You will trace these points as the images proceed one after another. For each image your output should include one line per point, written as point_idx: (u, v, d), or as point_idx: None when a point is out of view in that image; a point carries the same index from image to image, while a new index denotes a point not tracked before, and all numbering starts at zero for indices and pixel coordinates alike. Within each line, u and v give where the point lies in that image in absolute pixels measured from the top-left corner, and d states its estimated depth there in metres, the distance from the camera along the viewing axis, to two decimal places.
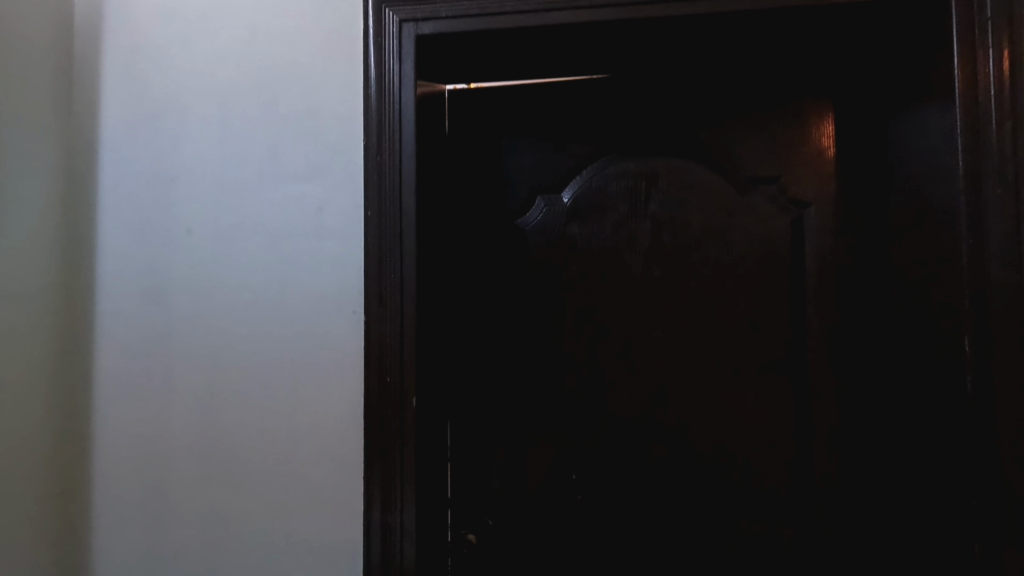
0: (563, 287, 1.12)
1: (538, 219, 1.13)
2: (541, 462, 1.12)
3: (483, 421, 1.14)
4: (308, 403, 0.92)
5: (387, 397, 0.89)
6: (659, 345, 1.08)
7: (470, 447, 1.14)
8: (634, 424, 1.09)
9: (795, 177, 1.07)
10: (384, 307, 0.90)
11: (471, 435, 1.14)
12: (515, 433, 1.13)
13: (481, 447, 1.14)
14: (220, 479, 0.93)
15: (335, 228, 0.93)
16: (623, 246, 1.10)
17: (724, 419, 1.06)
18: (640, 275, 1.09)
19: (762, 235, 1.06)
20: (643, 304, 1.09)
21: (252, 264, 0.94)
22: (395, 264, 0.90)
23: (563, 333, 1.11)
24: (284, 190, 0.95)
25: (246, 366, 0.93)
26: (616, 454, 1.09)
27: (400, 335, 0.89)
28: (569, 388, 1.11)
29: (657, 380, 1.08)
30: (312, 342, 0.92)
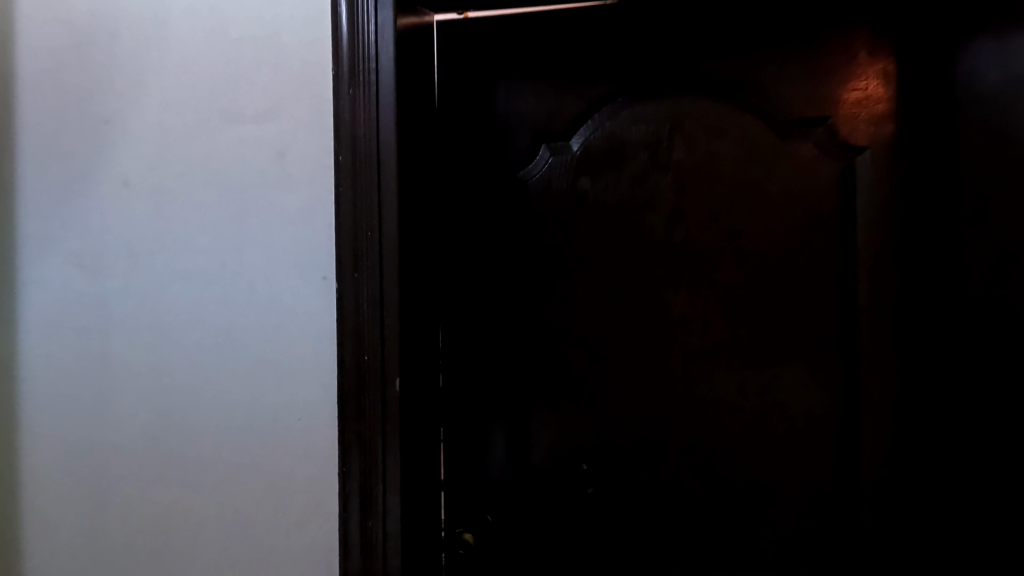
0: (571, 251, 0.97)
1: (543, 171, 0.98)
2: (546, 449, 0.99)
3: (477, 403, 1.00)
4: (272, 386, 0.78)
5: (367, 378, 0.75)
6: (682, 318, 0.94)
7: (462, 433, 1.01)
8: (652, 407, 0.95)
9: (844, 117, 0.90)
10: (360, 272, 0.75)
11: (464, 421, 1.00)
12: (517, 417, 0.99)
13: (476, 433, 1.01)
14: (171, 472, 0.80)
15: (301, 178, 0.77)
16: (642, 203, 0.95)
17: (756, 402, 0.93)
18: (661, 237, 0.94)
19: (805, 186, 0.90)
20: (664, 270, 0.94)
21: (203, 221, 0.79)
22: (372, 220, 0.75)
23: (572, 304, 0.97)
24: (239, 131, 0.79)
25: (198, 341, 0.79)
26: (632, 440, 0.96)
27: (381, 305, 0.75)
28: (579, 367, 0.97)
29: (681, 357, 0.94)
30: (276, 315, 0.77)
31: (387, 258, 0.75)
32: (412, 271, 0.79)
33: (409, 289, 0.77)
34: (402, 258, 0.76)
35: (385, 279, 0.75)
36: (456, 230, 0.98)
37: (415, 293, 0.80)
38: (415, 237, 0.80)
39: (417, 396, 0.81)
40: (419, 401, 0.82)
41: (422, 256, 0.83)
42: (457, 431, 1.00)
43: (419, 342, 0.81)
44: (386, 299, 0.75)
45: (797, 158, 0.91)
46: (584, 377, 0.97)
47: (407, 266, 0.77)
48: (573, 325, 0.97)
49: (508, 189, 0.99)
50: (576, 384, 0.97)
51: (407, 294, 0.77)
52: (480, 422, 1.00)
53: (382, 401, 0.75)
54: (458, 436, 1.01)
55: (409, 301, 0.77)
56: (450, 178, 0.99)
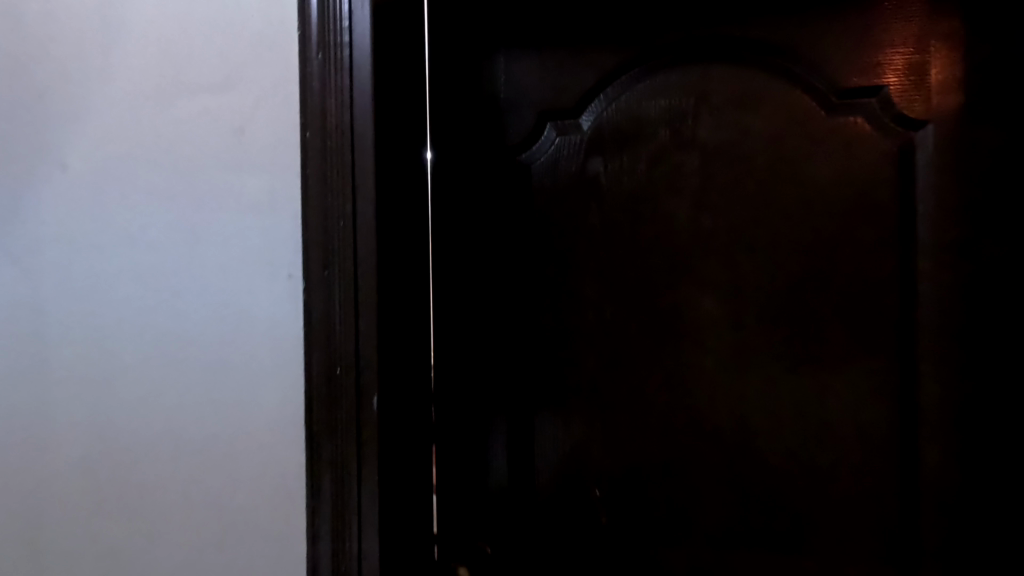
0: (579, 244, 0.85)
1: (548, 154, 0.86)
2: (552, 470, 0.87)
3: (473, 418, 0.89)
4: (230, 403, 0.67)
5: (338, 394, 0.64)
6: (708, 321, 0.82)
7: (457, 451, 0.89)
8: (674, 423, 0.83)
9: (900, 86, 0.77)
10: (330, 269, 0.63)
11: (458, 438, 0.89)
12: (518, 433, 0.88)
13: (472, 451, 0.89)
14: (117, 500, 0.69)
15: (262, 158, 0.66)
16: (661, 189, 0.82)
17: (797, 418, 0.80)
18: (683, 229, 0.82)
19: (853, 168, 0.78)
20: (686, 266, 0.82)
21: (150, 211, 0.68)
22: (343, 208, 0.63)
23: (582, 306, 0.85)
24: (192, 105, 0.67)
25: (146, 350, 0.68)
26: (651, 461, 0.84)
27: (355, 308, 0.63)
28: (589, 377, 0.85)
29: (707, 366, 0.82)
30: (234, 319, 0.66)
31: (361, 252, 0.63)
32: (393, 267, 0.67)
33: (389, 289, 0.66)
34: (381, 252, 0.64)
35: (359, 277, 0.63)
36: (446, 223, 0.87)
37: (397, 294, 0.68)
38: (397, 228, 0.68)
39: (400, 413, 0.69)
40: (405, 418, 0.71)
41: (405, 250, 0.71)
42: (450, 450, 0.89)
43: (401, 351, 0.69)
44: (361, 301, 0.63)
45: (845, 134, 0.78)
46: (595, 388, 0.85)
47: (387, 262, 0.65)
48: (582, 329, 0.85)
49: (508, 175, 0.87)
50: (585, 397, 0.86)
51: (386, 296, 0.65)
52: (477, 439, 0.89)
53: (355, 422, 0.64)
54: (451, 455, 0.89)
55: (388, 303, 0.65)
56: (440, 163, 0.87)
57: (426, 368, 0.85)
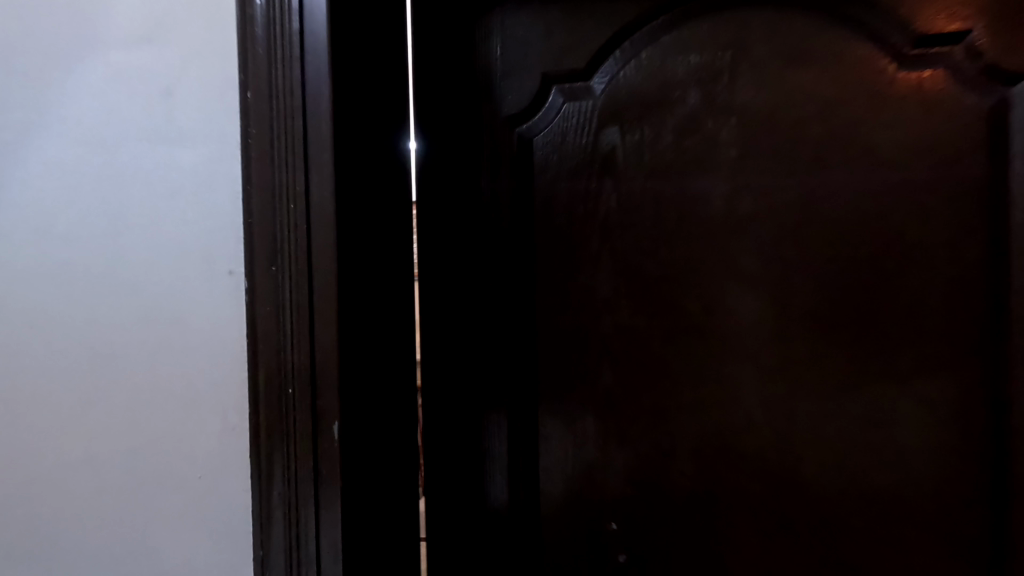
0: (592, 232, 0.72)
1: (554, 125, 0.72)
2: (555, 494, 0.76)
3: (467, 433, 0.78)
4: (160, 432, 0.53)
5: (289, 420, 0.51)
6: (745, 323, 0.68)
7: (450, 472, 0.78)
8: (703, 443, 0.70)
9: (991, 30, 0.61)
10: (279, 264, 0.51)
11: (452, 456, 0.78)
12: (519, 451, 0.77)
13: (467, 471, 0.79)
14: (23, 551, 0.56)
15: (195, 126, 0.53)
16: (690, 164, 0.68)
17: (854, 438, 0.67)
18: (715, 212, 0.68)
19: (929, 134, 0.63)
20: (719, 257, 0.68)
21: (57, 193, 0.54)
22: (294, 186, 0.50)
23: (595, 307, 0.72)
24: (108, 60, 0.53)
25: (55, 367, 0.54)
26: (674, 486, 0.71)
27: (309, 314, 0.50)
28: (604, 390, 0.73)
29: (744, 377, 0.69)
30: (165, 328, 0.53)
31: (315, 243, 0.50)
32: (358, 261, 0.53)
33: (353, 289, 0.52)
34: (341, 242, 0.51)
35: (313, 275, 0.50)
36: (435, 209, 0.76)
37: (364, 294, 0.54)
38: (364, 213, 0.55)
39: (372, 441, 0.56)
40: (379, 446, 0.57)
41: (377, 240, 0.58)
42: (442, 471, 0.78)
43: (372, 365, 0.56)
44: (316, 305, 0.50)
45: (920, 93, 0.63)
46: (610, 403, 0.73)
47: (349, 255, 0.52)
48: (593, 331, 0.73)
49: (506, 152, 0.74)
50: (597, 411, 0.73)
51: (348, 297, 0.51)
52: (472, 458, 0.78)
53: (312, 454, 0.51)
54: (444, 476, 0.78)
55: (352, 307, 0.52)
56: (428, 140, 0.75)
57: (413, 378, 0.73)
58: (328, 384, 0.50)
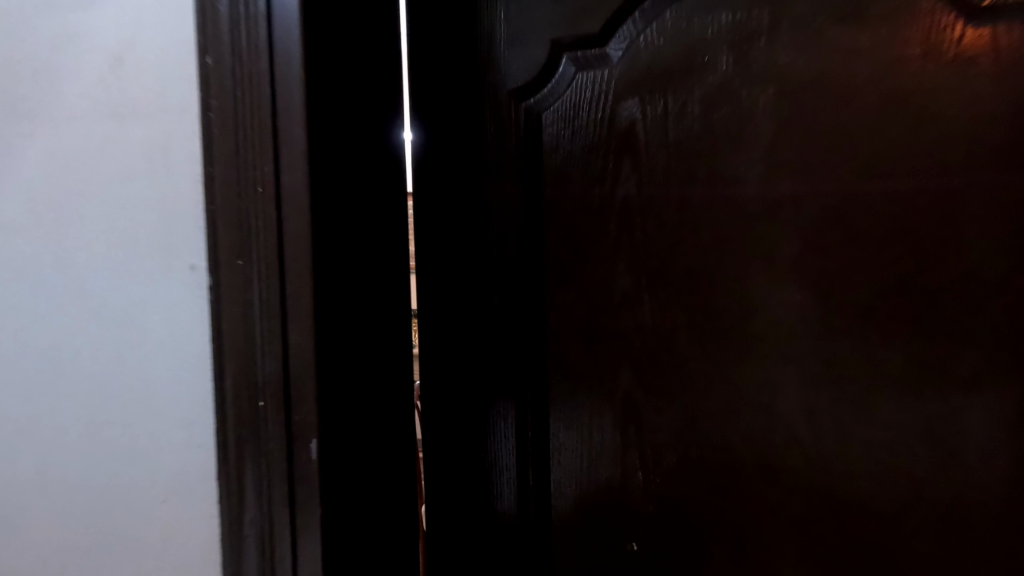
0: (609, 219, 0.64)
1: (565, 98, 0.65)
2: (571, 506, 0.70)
3: (473, 440, 0.72)
4: (116, 452, 0.46)
5: (261, 438, 0.44)
6: (784, 320, 0.60)
7: (454, 482, 0.72)
8: (735, 454, 0.63)
9: None
10: (247, 258, 0.43)
11: (456, 466, 0.72)
12: (529, 461, 0.70)
13: (474, 482, 0.72)
14: None
15: (147, 97, 0.45)
16: (720, 140, 0.60)
17: (913, 452, 0.58)
18: (751, 194, 0.60)
19: (1010, 99, 0.53)
20: (755, 246, 0.60)
21: (0, 178, 0.48)
22: (262, 166, 0.43)
23: (613, 303, 0.65)
24: (51, 23, 0.46)
25: (5, 375, 0.48)
26: (703, 501, 0.65)
27: (281, 315, 0.43)
28: (623, 395, 0.66)
29: (783, 381, 0.61)
30: (117, 331, 0.46)
31: (287, 233, 0.43)
32: (338, 253, 0.46)
33: (332, 286, 0.45)
34: (317, 232, 0.43)
35: (286, 271, 0.43)
36: (435, 197, 0.69)
37: (347, 291, 0.48)
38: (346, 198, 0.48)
39: (362, 458, 0.49)
40: (370, 463, 0.51)
41: (362, 228, 0.51)
42: (445, 481, 0.72)
43: (358, 371, 0.49)
44: (290, 306, 0.43)
45: (996, 51, 0.53)
46: (630, 408, 0.66)
47: (328, 246, 0.45)
48: (611, 330, 0.66)
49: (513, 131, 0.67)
50: (616, 417, 0.67)
51: (325, 295, 0.44)
52: (478, 468, 0.72)
53: (287, 478, 0.44)
54: (447, 486, 0.72)
55: (331, 307, 0.45)
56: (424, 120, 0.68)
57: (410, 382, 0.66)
58: (304, 396, 0.43)
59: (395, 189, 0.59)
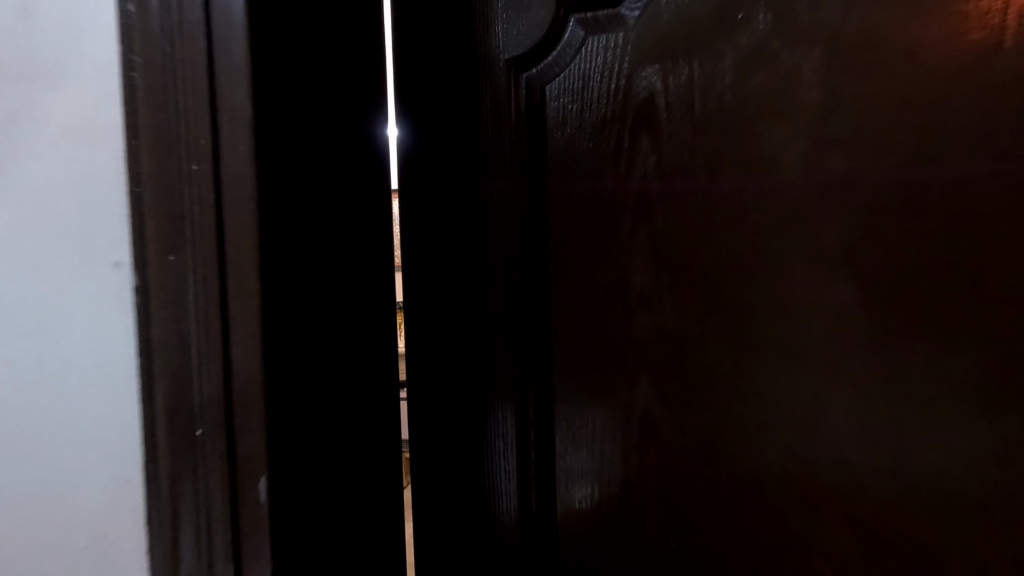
0: (623, 208, 0.55)
1: (572, 67, 0.56)
2: (577, 533, 0.62)
3: (468, 458, 0.64)
4: (26, 488, 0.38)
5: (199, 473, 0.36)
6: (827, 323, 0.51)
7: (447, 506, 0.65)
8: (770, 480, 0.54)
9: None
10: (179, 254, 0.35)
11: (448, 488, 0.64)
12: (530, 482, 0.63)
13: (469, 506, 0.65)
14: None
15: (58, 53, 0.36)
16: (755, 113, 0.51)
17: (990, 485, 0.48)
18: (789, 175, 0.51)
19: None
20: (793, 236, 0.51)
21: None
22: (198, 141, 0.35)
23: (628, 306, 0.56)
24: None
25: None
26: (729, 533, 0.56)
27: (221, 323, 0.35)
28: (639, 410, 0.58)
29: (826, 396, 0.52)
30: (18, 341, 0.37)
31: (228, 221, 0.35)
32: (287, 245, 0.37)
33: (281, 286, 0.36)
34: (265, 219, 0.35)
35: (224, 269, 0.35)
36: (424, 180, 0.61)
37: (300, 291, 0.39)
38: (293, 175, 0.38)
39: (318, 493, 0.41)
40: (329, 497, 0.42)
41: (323, 213, 0.42)
42: (437, 504, 0.64)
43: (312, 389, 0.40)
44: (231, 312, 0.35)
45: None
46: (647, 425, 0.58)
47: (275, 238, 0.36)
48: (624, 335, 0.57)
49: (512, 107, 0.58)
50: (630, 434, 0.58)
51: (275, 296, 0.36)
52: (474, 491, 0.64)
53: (230, 526, 0.36)
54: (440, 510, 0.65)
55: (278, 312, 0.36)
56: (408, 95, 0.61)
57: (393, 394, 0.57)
58: (249, 422, 0.35)
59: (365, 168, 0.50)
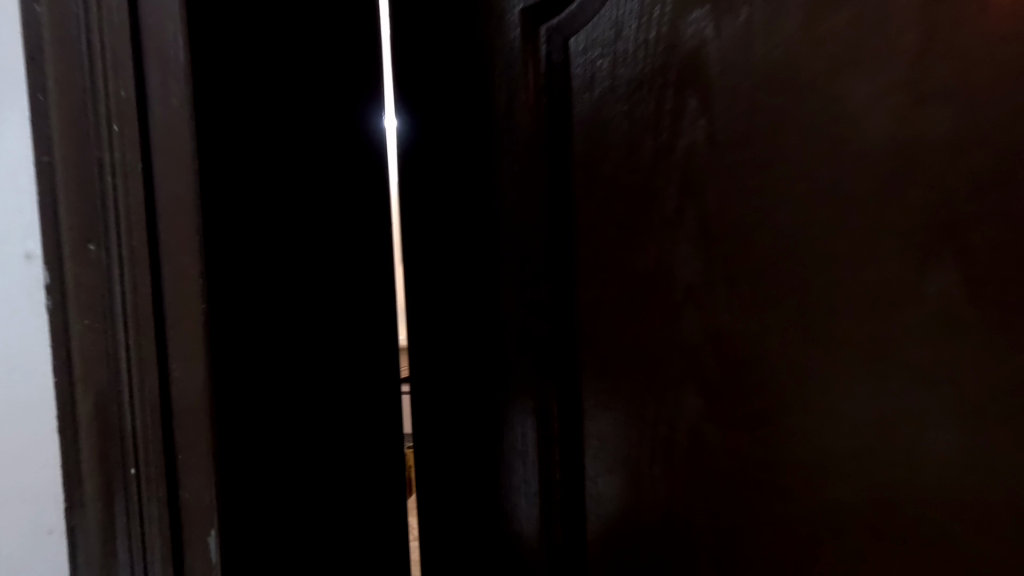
0: (658, 181, 0.46)
1: (602, 14, 0.46)
2: (596, 564, 0.54)
3: (481, 469, 0.58)
4: None
5: (134, 517, 0.31)
6: (928, 343, 0.38)
7: (447, 514, 0.59)
8: (835, 514, 0.43)
9: None
10: (100, 245, 0.30)
11: (449, 494, 0.59)
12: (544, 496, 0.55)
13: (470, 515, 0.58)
14: None
15: None
16: (830, 58, 0.39)
17: None
18: (875, 140, 0.39)
19: None
20: (879, 224, 0.39)
21: None
22: (122, 111, 0.29)
23: (661, 298, 0.47)
24: None
25: None
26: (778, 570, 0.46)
27: (161, 325, 0.30)
28: (673, 420, 0.49)
29: (930, 437, 0.39)
30: None
31: (161, 195, 0.29)
32: (228, 228, 0.31)
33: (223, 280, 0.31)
34: (208, 193, 0.29)
35: (160, 255, 0.29)
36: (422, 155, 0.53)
37: (233, 290, 0.32)
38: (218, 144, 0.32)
39: (272, 520, 0.35)
40: (286, 522, 0.37)
41: (266, 193, 0.35)
42: (437, 510, 0.59)
43: (261, 402, 0.34)
44: (167, 309, 0.30)
45: None
46: (683, 438, 0.48)
47: (213, 220, 0.30)
48: (657, 338, 0.48)
49: (526, 67, 0.49)
50: (661, 455, 0.49)
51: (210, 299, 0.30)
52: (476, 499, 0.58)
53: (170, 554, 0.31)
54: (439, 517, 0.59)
55: (217, 315, 0.30)
56: (406, 59, 0.54)
57: (385, 399, 0.51)
58: (196, 447, 0.30)
59: (331, 140, 0.43)
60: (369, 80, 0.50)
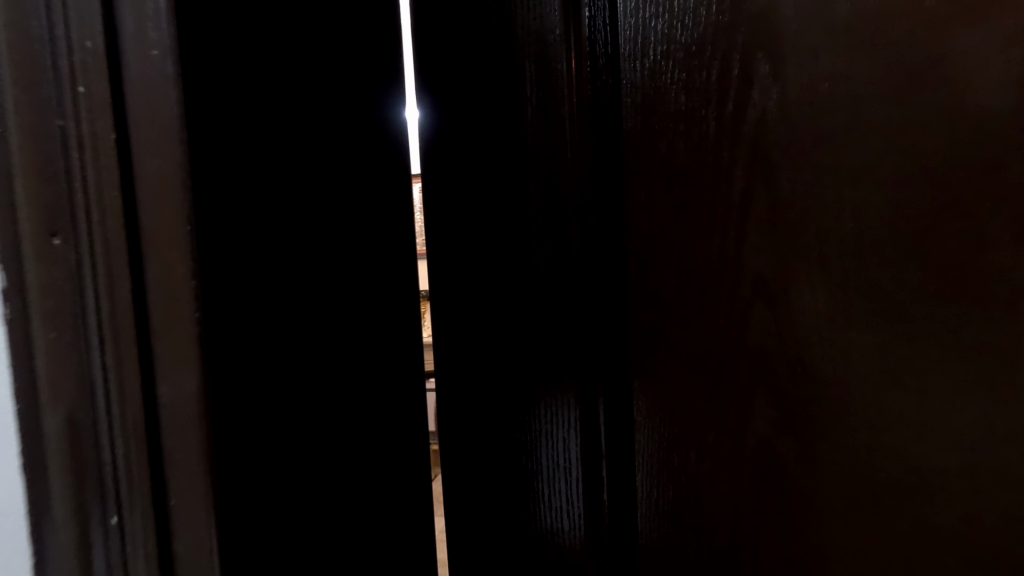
0: (717, 151, 0.41)
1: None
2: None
3: (513, 490, 0.47)
4: None
5: (107, 536, 0.27)
6: (967, 343, 0.38)
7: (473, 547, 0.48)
8: (832, 454, 0.41)
9: None
10: (61, 228, 0.25)
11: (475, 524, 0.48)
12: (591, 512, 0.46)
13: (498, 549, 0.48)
14: None
15: None
16: (894, 19, 0.37)
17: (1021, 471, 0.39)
18: (925, 120, 0.37)
19: None
20: (935, 229, 0.38)
21: None
22: (86, 61, 0.25)
23: (718, 282, 0.42)
24: None
25: None
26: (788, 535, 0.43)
27: (149, 326, 0.26)
28: (717, 403, 0.43)
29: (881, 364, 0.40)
30: None
31: (135, 165, 0.25)
32: (228, 203, 0.27)
33: (218, 274, 0.26)
34: (198, 162, 0.25)
35: (142, 237, 0.25)
36: (439, 124, 0.44)
37: (262, 293, 0.29)
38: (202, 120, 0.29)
39: (287, 553, 0.30)
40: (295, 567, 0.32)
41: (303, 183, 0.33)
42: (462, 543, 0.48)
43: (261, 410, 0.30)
44: (155, 303, 0.25)
45: None
46: (726, 421, 0.43)
47: (207, 200, 0.25)
48: (719, 335, 0.42)
49: (567, 39, 0.41)
50: (717, 468, 0.44)
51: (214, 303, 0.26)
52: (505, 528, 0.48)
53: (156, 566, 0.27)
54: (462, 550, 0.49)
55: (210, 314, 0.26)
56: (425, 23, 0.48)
57: (408, 405, 0.45)
58: (192, 470, 0.26)
59: (349, 114, 0.37)
60: (388, 43, 0.44)
